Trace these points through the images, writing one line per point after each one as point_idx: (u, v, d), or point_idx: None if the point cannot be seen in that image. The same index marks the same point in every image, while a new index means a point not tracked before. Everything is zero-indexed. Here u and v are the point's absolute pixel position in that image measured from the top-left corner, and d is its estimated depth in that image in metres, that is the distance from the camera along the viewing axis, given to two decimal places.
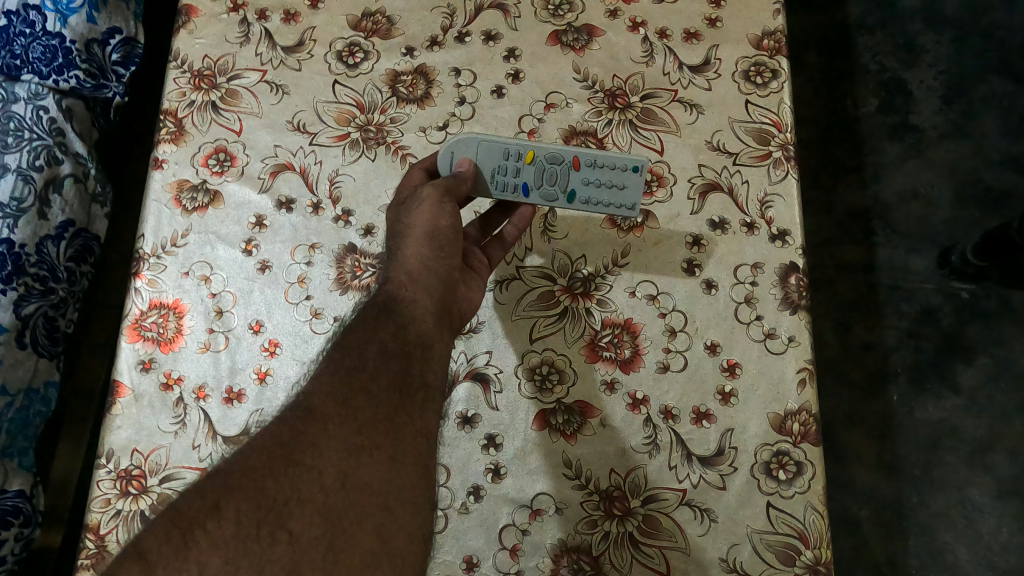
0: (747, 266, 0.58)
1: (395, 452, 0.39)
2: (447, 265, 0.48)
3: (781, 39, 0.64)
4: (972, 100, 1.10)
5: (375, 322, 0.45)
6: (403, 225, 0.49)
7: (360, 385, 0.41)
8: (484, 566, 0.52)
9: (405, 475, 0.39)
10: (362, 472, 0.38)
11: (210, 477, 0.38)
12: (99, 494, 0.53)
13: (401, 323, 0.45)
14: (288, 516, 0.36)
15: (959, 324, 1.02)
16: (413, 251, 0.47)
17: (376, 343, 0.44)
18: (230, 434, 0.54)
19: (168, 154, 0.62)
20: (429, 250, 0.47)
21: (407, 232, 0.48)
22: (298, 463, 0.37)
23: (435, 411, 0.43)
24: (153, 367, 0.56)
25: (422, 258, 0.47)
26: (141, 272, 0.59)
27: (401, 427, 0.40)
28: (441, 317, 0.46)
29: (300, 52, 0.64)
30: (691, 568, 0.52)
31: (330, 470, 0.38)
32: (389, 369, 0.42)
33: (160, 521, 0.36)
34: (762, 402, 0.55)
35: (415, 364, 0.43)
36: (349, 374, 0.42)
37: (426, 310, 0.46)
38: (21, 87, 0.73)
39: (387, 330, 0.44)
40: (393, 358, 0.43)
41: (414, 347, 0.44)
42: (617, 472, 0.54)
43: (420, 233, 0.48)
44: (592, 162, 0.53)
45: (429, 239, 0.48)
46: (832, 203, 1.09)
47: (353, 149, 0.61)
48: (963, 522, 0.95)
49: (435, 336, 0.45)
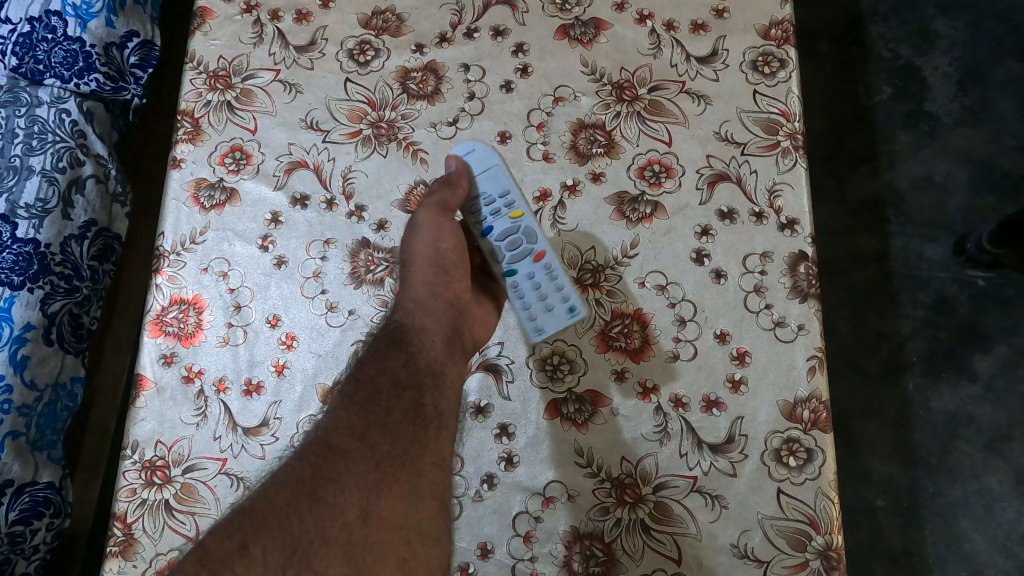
0: (756, 255, 0.58)
1: (413, 486, 0.43)
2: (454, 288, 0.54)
3: (789, 28, 0.64)
4: (988, 86, 1.09)
5: (388, 350, 0.49)
6: (410, 253, 0.54)
7: (375, 419, 0.45)
8: (498, 553, 0.53)
9: (425, 509, 0.43)
10: (384, 507, 0.42)
11: (237, 518, 0.41)
12: (125, 484, 0.55)
13: (411, 352, 0.49)
14: (313, 554, 0.39)
15: (975, 313, 1.01)
16: (420, 278, 0.53)
17: (389, 374, 0.48)
18: (250, 425, 0.56)
19: (186, 153, 0.63)
20: (434, 276, 0.53)
21: (411, 259, 0.54)
22: (321, 500, 0.41)
23: (447, 440, 0.47)
24: (174, 361, 0.58)
25: (427, 283, 0.53)
26: (161, 269, 0.60)
27: (417, 459, 0.45)
28: (450, 340, 0.52)
29: (312, 52, 0.66)
30: (702, 554, 0.53)
31: (352, 506, 0.41)
32: (402, 402, 0.47)
33: (186, 563, 0.39)
34: (772, 389, 0.55)
35: (427, 395, 0.47)
36: (366, 408, 0.46)
37: (436, 336, 0.51)
38: (44, 92, 0.76)
39: (398, 361, 0.49)
40: (405, 391, 0.47)
41: (424, 378, 0.48)
42: (628, 460, 0.55)
43: (423, 259, 0.53)
44: (549, 270, 0.55)
45: (433, 263, 0.53)
46: (845, 192, 1.08)
47: (365, 145, 0.62)
48: (981, 511, 0.95)
49: (444, 362, 0.50)
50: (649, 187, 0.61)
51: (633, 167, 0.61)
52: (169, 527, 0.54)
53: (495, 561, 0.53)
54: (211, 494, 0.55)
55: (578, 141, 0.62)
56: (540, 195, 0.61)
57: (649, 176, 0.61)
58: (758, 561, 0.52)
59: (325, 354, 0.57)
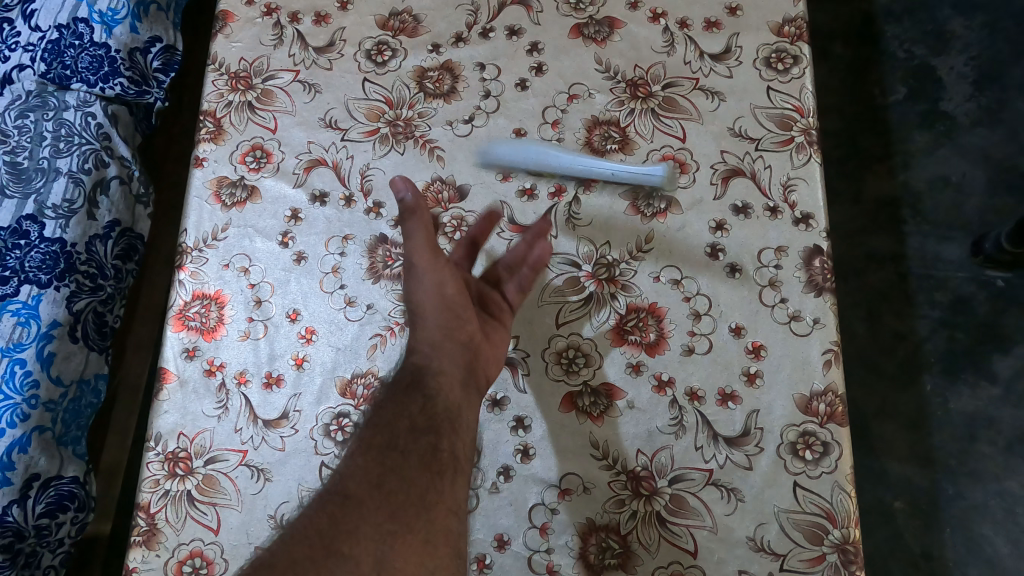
0: (771, 249, 0.59)
1: (427, 535, 0.43)
2: (467, 330, 0.51)
3: (802, 26, 0.65)
4: (1005, 85, 1.09)
5: (405, 393, 0.48)
6: (413, 301, 0.51)
7: (391, 464, 0.45)
8: (515, 545, 0.54)
9: (438, 558, 0.42)
10: (398, 558, 0.41)
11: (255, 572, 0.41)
12: (148, 475, 0.56)
13: (429, 395, 0.48)
14: None
15: (994, 313, 1.00)
16: (428, 324, 0.50)
17: (406, 418, 0.47)
18: (270, 418, 0.57)
19: (208, 152, 0.64)
20: (446, 319, 0.50)
21: (419, 308, 0.51)
22: (337, 552, 0.41)
23: (463, 484, 0.46)
24: (197, 355, 0.59)
25: (438, 327, 0.50)
26: (184, 264, 0.61)
27: (432, 506, 0.44)
28: (467, 381, 0.50)
29: (331, 52, 0.67)
30: (718, 547, 0.53)
31: (366, 559, 0.41)
32: (418, 447, 0.46)
33: None
34: (788, 382, 0.55)
35: (443, 439, 0.46)
36: (383, 453, 0.45)
37: (453, 379, 0.49)
38: (71, 96, 0.76)
39: (415, 404, 0.47)
40: (421, 436, 0.46)
41: (441, 421, 0.47)
42: (643, 453, 0.55)
43: (431, 306, 0.50)
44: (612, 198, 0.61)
45: (441, 306, 0.50)
46: (860, 191, 1.08)
47: (383, 143, 0.63)
48: (1002, 515, 0.93)
49: (461, 404, 0.48)
50: (664, 183, 0.61)
51: (648, 163, 0.62)
52: (191, 518, 0.55)
53: (511, 552, 0.54)
54: (232, 486, 0.56)
55: (593, 138, 0.63)
56: (527, 189, 0.62)
57: (664, 172, 0.61)
58: (775, 555, 0.52)
59: (344, 347, 0.58)
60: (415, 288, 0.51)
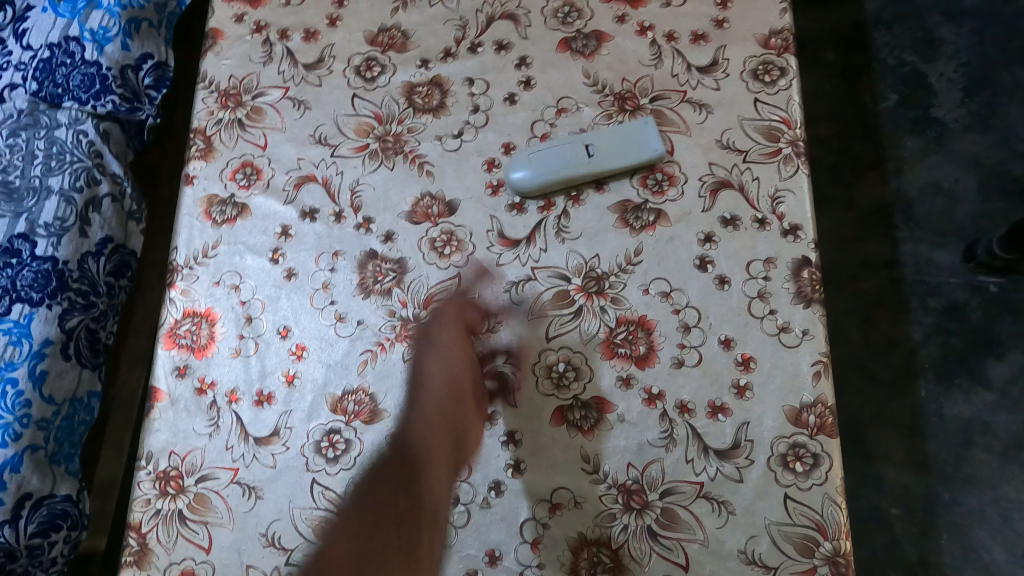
0: (759, 261, 0.59)
1: None
2: (459, 444, 0.56)
3: (788, 38, 0.65)
4: (995, 91, 1.09)
5: (399, 480, 0.56)
6: (418, 395, 0.58)
7: (381, 530, 0.54)
8: (506, 560, 0.54)
9: None
10: None
11: None
12: (140, 495, 0.56)
13: (420, 487, 0.55)
14: None
15: (987, 318, 1.01)
16: (428, 420, 0.57)
17: (395, 501, 0.55)
18: (262, 435, 0.57)
19: (198, 170, 0.65)
20: (443, 426, 0.56)
21: (421, 403, 0.58)
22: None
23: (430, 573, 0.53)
24: (188, 373, 0.59)
25: (438, 427, 0.56)
26: (175, 282, 0.61)
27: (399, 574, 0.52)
28: (451, 487, 0.55)
29: (320, 69, 0.67)
30: (710, 560, 0.53)
31: None
32: (403, 523, 0.54)
33: None
34: (778, 393, 0.56)
35: (425, 525, 0.54)
36: (373, 518, 0.54)
37: (442, 480, 0.55)
38: (63, 114, 0.77)
39: (405, 493, 0.55)
40: (407, 517, 0.54)
41: (425, 512, 0.54)
42: (634, 466, 0.55)
43: (438, 408, 0.57)
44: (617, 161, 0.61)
45: (440, 412, 0.57)
46: (853, 198, 1.08)
47: (372, 159, 0.64)
48: (998, 521, 0.93)
49: (445, 504, 0.55)
50: (652, 196, 0.61)
51: (636, 176, 0.62)
52: (182, 536, 0.55)
53: (503, 567, 0.54)
54: (224, 504, 0.56)
55: None
56: (516, 202, 0.62)
57: (652, 185, 0.62)
58: (766, 567, 0.52)
59: (335, 363, 0.59)
60: (426, 376, 0.58)
